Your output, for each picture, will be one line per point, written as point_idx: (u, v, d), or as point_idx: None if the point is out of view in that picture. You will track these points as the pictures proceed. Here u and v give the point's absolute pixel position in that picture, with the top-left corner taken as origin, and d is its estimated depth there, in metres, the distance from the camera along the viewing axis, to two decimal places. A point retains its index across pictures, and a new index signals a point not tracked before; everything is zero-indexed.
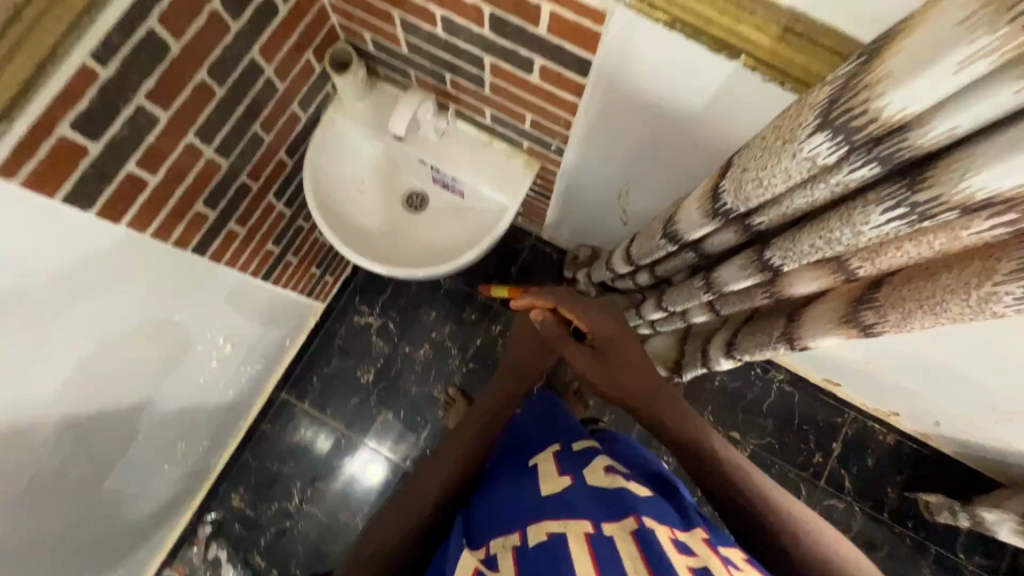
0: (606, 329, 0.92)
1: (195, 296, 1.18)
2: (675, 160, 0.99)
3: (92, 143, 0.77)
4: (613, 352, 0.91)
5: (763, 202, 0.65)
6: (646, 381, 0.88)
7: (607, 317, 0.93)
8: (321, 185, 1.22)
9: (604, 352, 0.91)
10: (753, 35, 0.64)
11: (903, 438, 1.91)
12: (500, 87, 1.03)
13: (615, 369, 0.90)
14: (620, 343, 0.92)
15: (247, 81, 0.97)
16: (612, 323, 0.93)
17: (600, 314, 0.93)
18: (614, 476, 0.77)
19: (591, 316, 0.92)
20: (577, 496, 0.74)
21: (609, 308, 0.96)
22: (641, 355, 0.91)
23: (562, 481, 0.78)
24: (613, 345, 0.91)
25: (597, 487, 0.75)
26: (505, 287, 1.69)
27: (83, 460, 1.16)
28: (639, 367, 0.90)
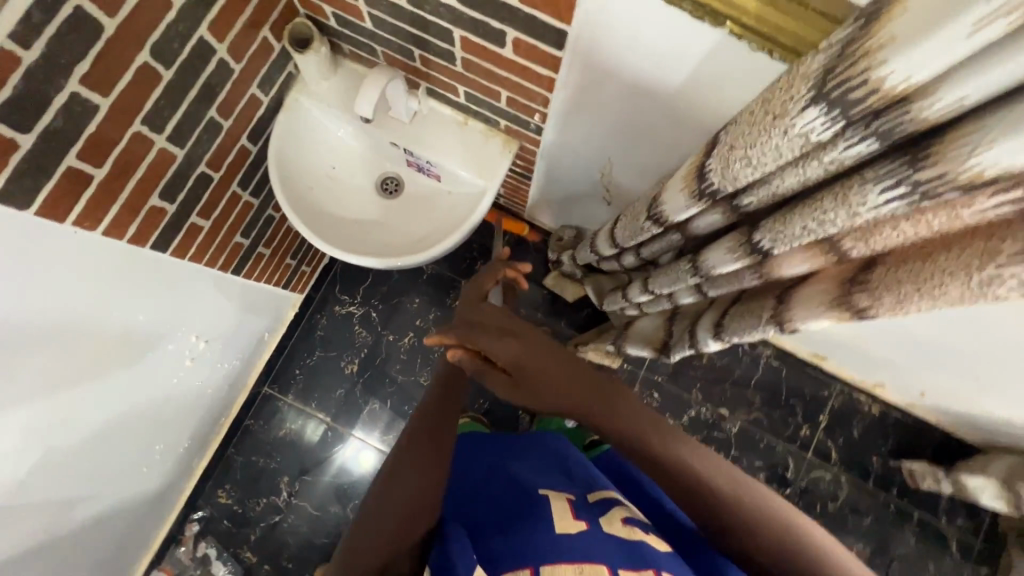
0: (510, 352, 0.78)
1: (160, 293, 1.12)
2: (661, 135, 0.94)
3: (23, 135, 0.70)
4: (526, 375, 0.78)
5: (750, 181, 0.61)
6: (572, 390, 0.77)
7: (507, 338, 0.79)
8: (288, 171, 1.16)
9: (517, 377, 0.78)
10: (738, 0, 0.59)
11: (888, 408, 1.93)
12: (472, 62, 0.96)
13: (535, 390, 0.77)
14: (532, 358, 0.77)
15: (197, 62, 0.89)
16: (520, 344, 0.78)
17: (501, 339, 0.79)
18: (632, 528, 0.79)
19: (489, 344, 0.79)
20: (593, 539, 0.75)
21: (515, 325, 0.81)
22: (558, 363, 0.78)
23: (579, 524, 0.78)
24: (526, 371, 0.77)
25: (616, 536, 0.77)
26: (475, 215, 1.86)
27: (50, 469, 1.11)
28: (558, 379, 0.77)
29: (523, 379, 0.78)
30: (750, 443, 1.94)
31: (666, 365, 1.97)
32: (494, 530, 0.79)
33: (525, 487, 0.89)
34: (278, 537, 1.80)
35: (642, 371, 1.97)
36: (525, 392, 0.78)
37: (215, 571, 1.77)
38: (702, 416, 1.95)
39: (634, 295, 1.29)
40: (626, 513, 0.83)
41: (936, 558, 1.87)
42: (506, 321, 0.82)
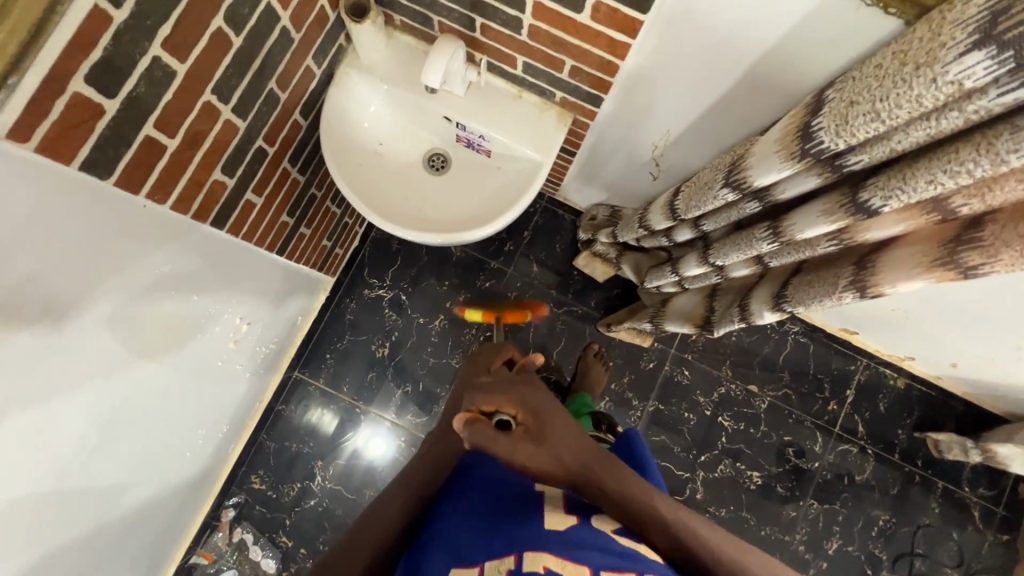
0: (528, 404, 0.76)
1: (211, 271, 1.10)
2: (734, 103, 0.94)
3: (109, 101, 0.67)
4: (544, 429, 0.75)
5: (867, 139, 0.61)
6: (581, 447, 0.76)
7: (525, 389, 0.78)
8: (340, 147, 1.13)
9: (535, 432, 0.74)
10: None
11: (913, 381, 1.96)
12: (540, 31, 0.94)
13: (549, 445, 0.74)
14: (547, 414, 0.77)
15: (262, 29, 0.87)
16: (538, 397, 0.78)
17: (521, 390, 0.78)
18: (623, 536, 0.73)
19: (508, 395, 0.76)
20: (580, 534, 0.70)
21: (523, 381, 0.81)
22: (568, 421, 0.78)
23: (568, 519, 0.73)
24: (545, 422, 0.76)
25: (604, 535, 0.72)
26: (477, 313, 1.70)
27: (108, 452, 1.09)
28: (570, 433, 0.77)
29: (542, 433, 0.75)
30: (779, 418, 1.97)
31: (696, 343, 1.98)
32: (484, 519, 0.76)
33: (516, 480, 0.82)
34: (314, 522, 1.79)
35: (673, 349, 1.98)
36: (540, 449, 0.74)
37: (253, 556, 1.76)
38: (732, 392, 1.97)
39: (686, 269, 1.29)
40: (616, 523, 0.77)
41: (959, 527, 1.92)
42: (515, 379, 0.80)
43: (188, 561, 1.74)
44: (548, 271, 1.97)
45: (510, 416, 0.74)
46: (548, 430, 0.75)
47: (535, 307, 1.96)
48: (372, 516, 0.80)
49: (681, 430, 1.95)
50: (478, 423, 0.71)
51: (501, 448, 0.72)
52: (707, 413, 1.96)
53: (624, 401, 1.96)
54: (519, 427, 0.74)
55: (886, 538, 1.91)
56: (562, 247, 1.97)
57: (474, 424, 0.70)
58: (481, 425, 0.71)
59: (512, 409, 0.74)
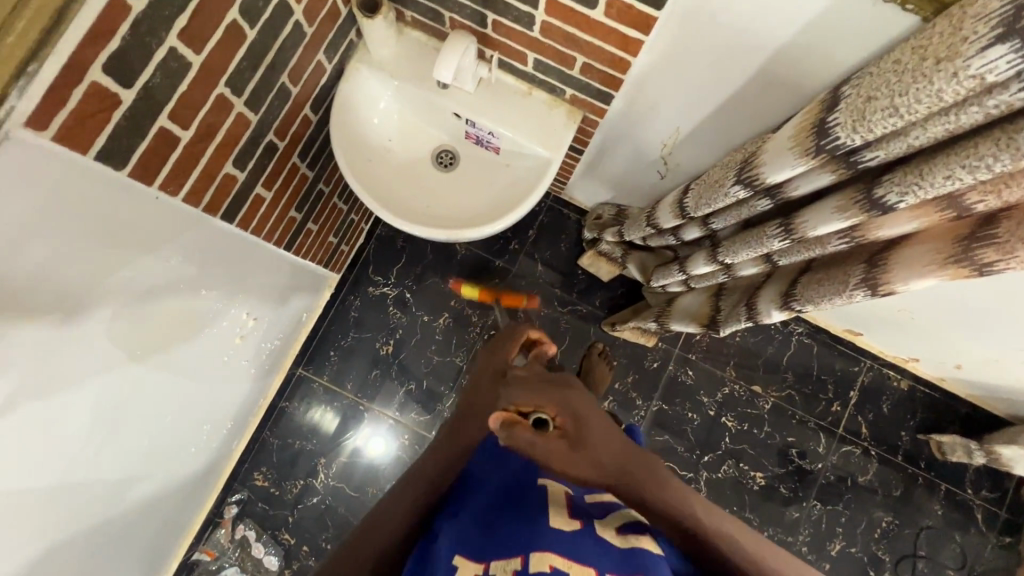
0: (565, 406, 0.81)
1: (220, 265, 1.10)
2: (746, 101, 0.94)
3: (126, 91, 0.67)
4: (579, 431, 0.79)
5: (883, 135, 0.61)
6: (614, 445, 0.80)
7: (561, 392, 0.83)
8: (349, 142, 1.14)
9: (570, 433, 0.79)
10: None
11: (917, 383, 1.96)
12: (552, 27, 0.95)
13: (585, 446, 0.79)
14: (583, 415, 0.81)
15: (277, 23, 0.87)
16: (574, 401, 0.82)
17: (558, 394, 0.82)
18: (628, 536, 0.71)
19: (546, 398, 0.81)
20: (582, 542, 0.67)
21: (558, 381, 0.85)
22: (604, 422, 0.82)
23: (572, 522, 0.70)
24: (580, 425, 0.80)
25: (606, 542, 0.69)
26: (474, 290, 1.68)
27: (115, 446, 1.09)
28: (605, 433, 0.80)
29: (579, 434, 0.79)
30: (783, 419, 1.97)
31: (700, 344, 1.98)
32: (486, 520, 0.74)
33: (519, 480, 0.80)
34: (317, 519, 1.79)
35: (677, 349, 1.98)
36: (576, 450, 0.78)
37: (256, 553, 1.76)
38: (736, 393, 1.97)
39: (693, 266, 1.28)
40: (623, 523, 0.74)
41: (962, 529, 1.92)
42: (552, 380, 0.85)
43: (190, 557, 1.74)
44: (552, 270, 1.97)
45: (547, 416, 0.79)
46: (583, 433, 0.80)
47: (540, 306, 1.96)
48: (379, 514, 0.80)
49: (684, 430, 1.95)
50: (517, 425, 0.76)
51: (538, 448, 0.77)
52: (711, 413, 1.96)
53: (628, 400, 1.95)
54: (556, 428, 0.79)
55: (889, 539, 1.91)
56: (567, 246, 1.97)
57: (514, 427, 0.75)
58: (521, 428, 0.76)
59: (549, 412, 0.79)
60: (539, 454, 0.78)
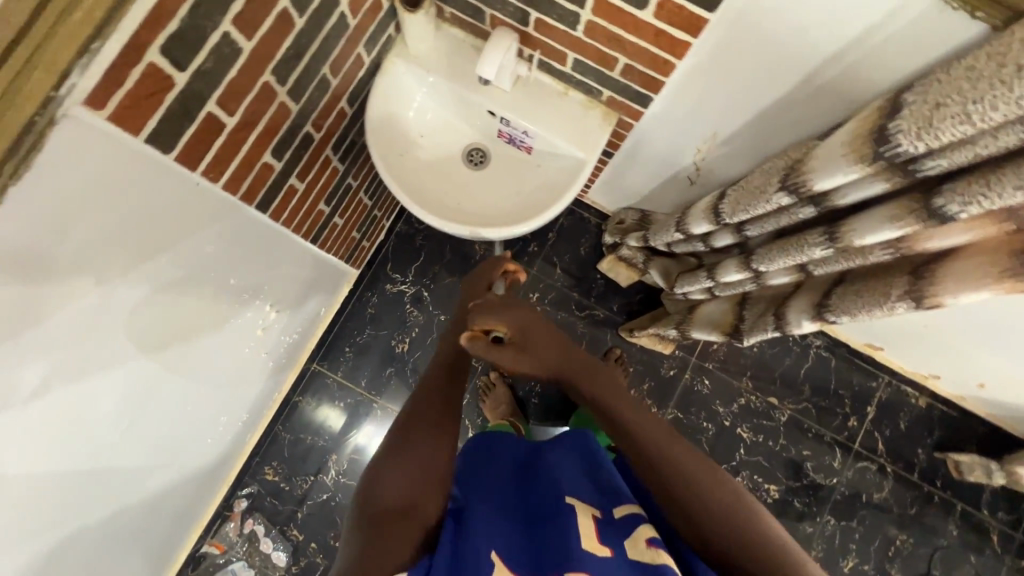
0: (518, 319, 0.87)
1: (250, 255, 1.09)
2: (790, 108, 0.94)
3: (179, 74, 0.67)
4: (529, 341, 0.87)
5: (949, 143, 0.61)
6: (565, 355, 0.87)
7: (513, 309, 0.89)
8: (384, 137, 1.13)
9: (523, 344, 0.86)
10: None
11: (934, 400, 1.95)
12: (598, 27, 0.94)
13: (534, 355, 0.86)
14: (534, 328, 0.88)
15: (324, 13, 0.86)
16: (525, 317, 0.88)
17: (512, 311, 0.88)
18: (659, 551, 0.68)
19: (499, 315, 0.87)
20: (614, 567, 0.65)
21: (516, 301, 0.92)
22: (555, 335, 0.89)
23: (602, 548, 0.68)
24: (529, 337, 0.87)
25: (641, 564, 0.66)
26: None
27: (138, 434, 1.08)
28: (554, 345, 0.87)
29: (527, 343, 0.87)
30: (798, 432, 1.94)
31: (717, 353, 1.97)
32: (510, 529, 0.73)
33: (542, 501, 0.79)
34: (326, 516, 1.77)
35: (694, 358, 1.96)
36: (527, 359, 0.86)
37: (263, 549, 1.74)
38: (752, 404, 1.95)
39: (722, 274, 1.25)
40: (653, 535, 0.71)
41: (978, 550, 1.89)
42: (507, 297, 0.91)
43: (198, 550, 1.72)
44: (571, 273, 1.96)
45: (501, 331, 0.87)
46: (534, 346, 0.87)
47: (557, 310, 1.95)
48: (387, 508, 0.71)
49: (699, 440, 1.93)
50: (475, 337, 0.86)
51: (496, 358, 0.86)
52: (726, 423, 1.94)
53: None
54: (509, 341, 0.87)
55: (903, 558, 1.88)
56: (587, 250, 1.97)
57: (471, 342, 0.84)
58: (477, 339, 0.86)
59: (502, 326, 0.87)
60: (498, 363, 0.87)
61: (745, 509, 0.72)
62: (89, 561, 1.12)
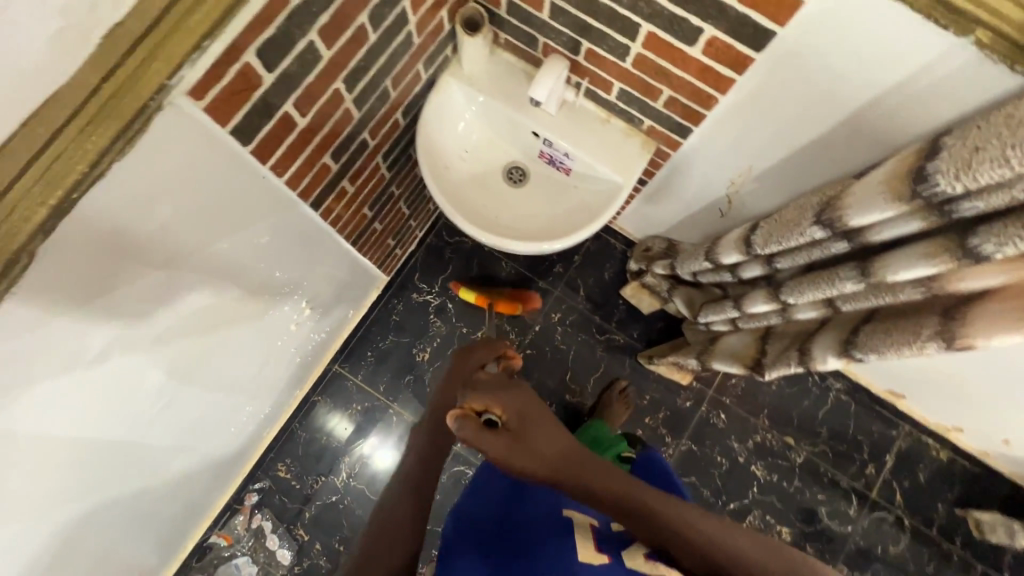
0: (516, 404, 0.73)
1: (297, 251, 1.15)
2: (825, 149, 0.97)
3: (267, 75, 0.73)
4: (530, 429, 0.72)
5: (987, 185, 0.65)
6: (574, 448, 0.73)
7: (510, 388, 0.75)
8: (432, 149, 1.19)
9: (521, 432, 0.72)
10: (1003, 10, 0.64)
11: (957, 455, 1.90)
12: (646, 60, 0.99)
13: (535, 447, 0.71)
14: (533, 416, 0.74)
15: (393, 31, 0.93)
16: (522, 397, 0.75)
17: (506, 389, 0.75)
18: (656, 563, 0.71)
19: (494, 394, 0.73)
20: (614, 574, 0.67)
21: (513, 381, 0.78)
22: (559, 423, 0.75)
23: (601, 556, 0.71)
24: (529, 421, 0.73)
25: (637, 571, 0.70)
26: (472, 294, 1.87)
27: (172, 414, 1.11)
28: (558, 436, 0.73)
29: (527, 431, 0.72)
30: (814, 475, 1.91)
31: (735, 388, 1.96)
32: (510, 545, 0.77)
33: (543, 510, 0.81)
34: (333, 518, 1.78)
35: (711, 391, 1.95)
36: (527, 451, 0.70)
37: (269, 545, 1.75)
38: (767, 442, 1.93)
39: (747, 306, 1.26)
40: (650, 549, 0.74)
41: None
42: (502, 379, 0.78)
43: (206, 540, 1.74)
44: (594, 296, 1.99)
45: (498, 415, 0.72)
46: (536, 431, 0.72)
47: (577, 332, 1.97)
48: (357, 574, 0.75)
49: (711, 475, 1.91)
50: (465, 418, 0.69)
51: (490, 447, 0.69)
52: (741, 460, 1.92)
53: (658, 436, 1.93)
54: (506, 428, 0.71)
55: None
56: (611, 275, 2.00)
57: (460, 423, 0.68)
58: (468, 422, 0.69)
59: (499, 408, 0.72)
60: (488, 455, 0.70)
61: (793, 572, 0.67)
62: (110, 536, 1.15)
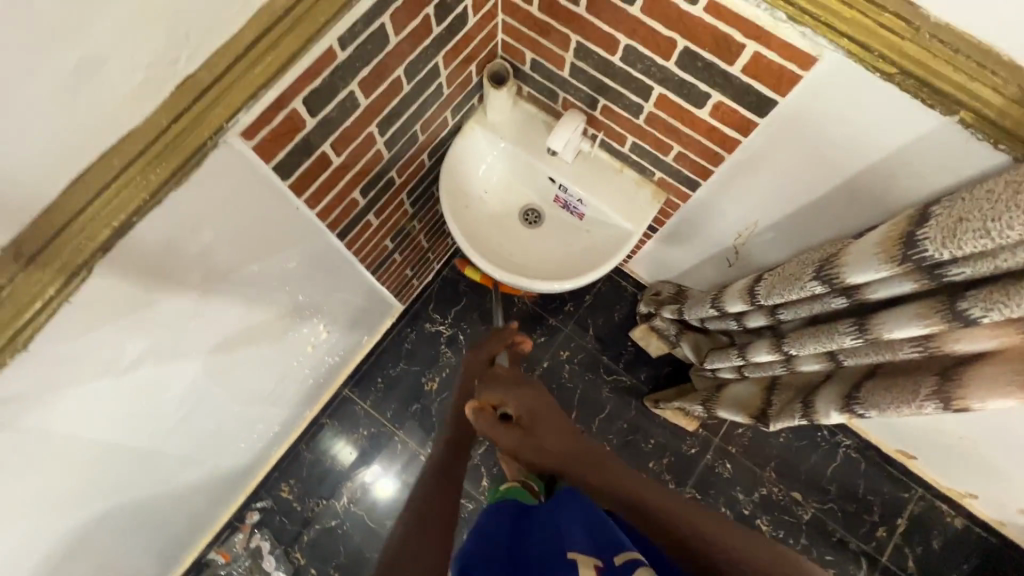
0: (527, 402, 0.88)
1: (321, 276, 1.22)
2: (827, 209, 1.02)
3: (310, 120, 0.81)
4: (538, 425, 0.85)
5: (973, 253, 0.69)
6: (577, 444, 0.85)
7: (522, 389, 0.90)
8: (453, 189, 1.27)
9: (530, 425, 0.85)
10: (986, 94, 0.68)
11: (973, 523, 1.84)
12: (657, 118, 1.06)
13: (541, 440, 0.84)
14: (542, 413, 0.88)
15: (426, 82, 1.02)
16: (532, 397, 0.89)
17: (517, 389, 0.90)
18: None
19: (508, 393, 0.89)
20: None
21: (527, 381, 0.93)
22: (564, 420, 0.88)
23: None
24: (537, 418, 0.86)
25: None
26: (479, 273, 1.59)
27: (189, 426, 1.16)
28: (563, 433, 0.85)
29: (535, 426, 0.85)
30: (822, 534, 1.86)
31: (742, 437, 1.94)
32: None
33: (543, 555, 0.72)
34: (331, 543, 1.79)
35: (717, 439, 1.94)
36: (533, 442, 0.84)
37: (266, 566, 1.76)
38: (774, 495, 1.89)
39: (751, 354, 1.28)
40: None
41: None
42: (518, 379, 0.93)
43: (205, 556, 1.75)
44: (603, 336, 2.02)
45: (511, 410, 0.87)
46: (542, 427, 0.85)
47: (584, 371, 1.99)
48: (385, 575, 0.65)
49: None
50: (483, 411, 0.85)
51: (502, 435, 0.84)
52: (746, 512, 1.88)
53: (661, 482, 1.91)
54: (516, 421, 0.86)
55: None
56: (620, 316, 2.03)
57: (476, 414, 0.84)
58: (484, 414, 0.84)
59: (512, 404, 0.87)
60: (501, 444, 0.85)
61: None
62: (116, 542, 1.18)
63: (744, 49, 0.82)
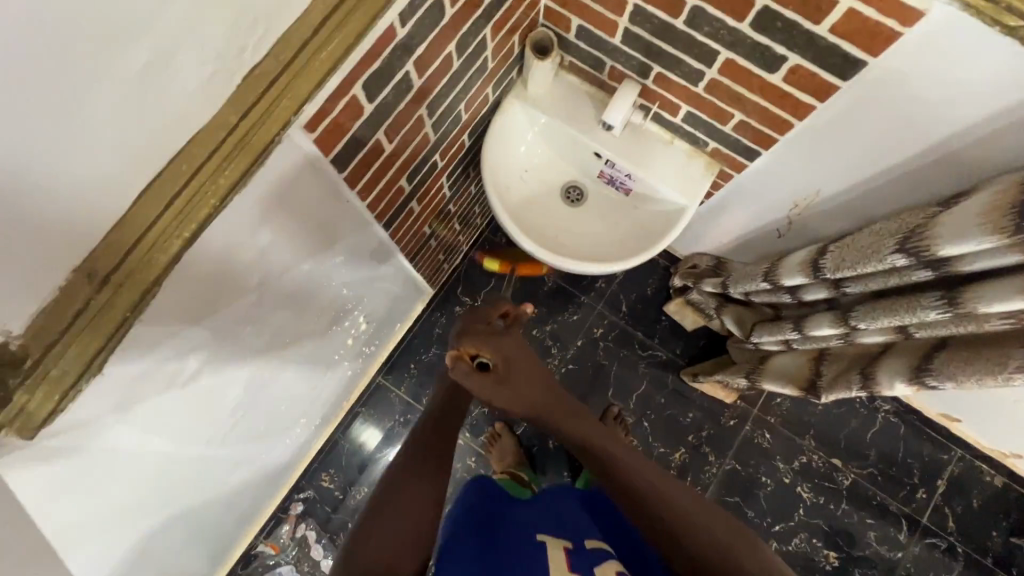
0: (502, 348, 0.86)
1: (365, 269, 1.17)
2: (908, 174, 0.97)
3: (367, 106, 0.75)
4: (512, 372, 0.85)
5: None
6: (551, 389, 0.87)
7: (498, 336, 0.87)
8: (496, 170, 1.21)
9: (505, 373, 0.84)
10: None
11: (1011, 481, 1.85)
12: (720, 85, 1.00)
13: (516, 387, 0.84)
14: (516, 360, 0.86)
15: (474, 57, 0.95)
16: (513, 345, 0.87)
17: (496, 335, 0.87)
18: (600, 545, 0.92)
19: (485, 341, 0.86)
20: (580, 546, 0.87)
21: (507, 328, 0.90)
22: (538, 368, 0.88)
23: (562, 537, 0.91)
24: (513, 366, 0.85)
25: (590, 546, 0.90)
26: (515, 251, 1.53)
27: (242, 428, 1.13)
28: (536, 378, 0.86)
29: (509, 374, 0.85)
30: (862, 498, 1.87)
31: (780, 407, 1.93)
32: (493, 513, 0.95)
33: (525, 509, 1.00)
34: None
35: (755, 410, 1.93)
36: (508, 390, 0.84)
37: (314, 555, 1.77)
38: (814, 463, 1.89)
39: (806, 327, 1.25)
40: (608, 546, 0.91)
41: None
42: (493, 326, 0.90)
43: (253, 548, 1.76)
44: (636, 311, 1.98)
45: (487, 358, 0.85)
46: (516, 376, 0.85)
47: (619, 348, 1.96)
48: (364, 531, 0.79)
49: (756, 494, 1.88)
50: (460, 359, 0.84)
51: (476, 385, 0.84)
52: (786, 480, 1.89)
53: (701, 454, 1.91)
54: (492, 369, 0.85)
55: None
56: (653, 290, 1.99)
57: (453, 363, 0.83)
58: (460, 364, 0.84)
59: (488, 352, 0.85)
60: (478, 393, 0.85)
61: (728, 525, 0.81)
62: (176, 546, 1.17)
63: (837, 5, 0.75)
